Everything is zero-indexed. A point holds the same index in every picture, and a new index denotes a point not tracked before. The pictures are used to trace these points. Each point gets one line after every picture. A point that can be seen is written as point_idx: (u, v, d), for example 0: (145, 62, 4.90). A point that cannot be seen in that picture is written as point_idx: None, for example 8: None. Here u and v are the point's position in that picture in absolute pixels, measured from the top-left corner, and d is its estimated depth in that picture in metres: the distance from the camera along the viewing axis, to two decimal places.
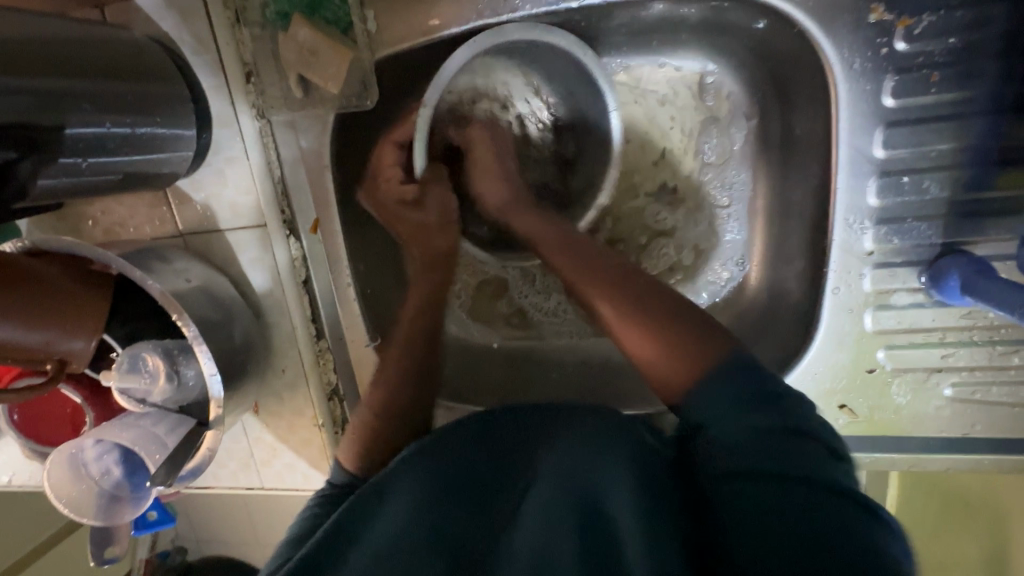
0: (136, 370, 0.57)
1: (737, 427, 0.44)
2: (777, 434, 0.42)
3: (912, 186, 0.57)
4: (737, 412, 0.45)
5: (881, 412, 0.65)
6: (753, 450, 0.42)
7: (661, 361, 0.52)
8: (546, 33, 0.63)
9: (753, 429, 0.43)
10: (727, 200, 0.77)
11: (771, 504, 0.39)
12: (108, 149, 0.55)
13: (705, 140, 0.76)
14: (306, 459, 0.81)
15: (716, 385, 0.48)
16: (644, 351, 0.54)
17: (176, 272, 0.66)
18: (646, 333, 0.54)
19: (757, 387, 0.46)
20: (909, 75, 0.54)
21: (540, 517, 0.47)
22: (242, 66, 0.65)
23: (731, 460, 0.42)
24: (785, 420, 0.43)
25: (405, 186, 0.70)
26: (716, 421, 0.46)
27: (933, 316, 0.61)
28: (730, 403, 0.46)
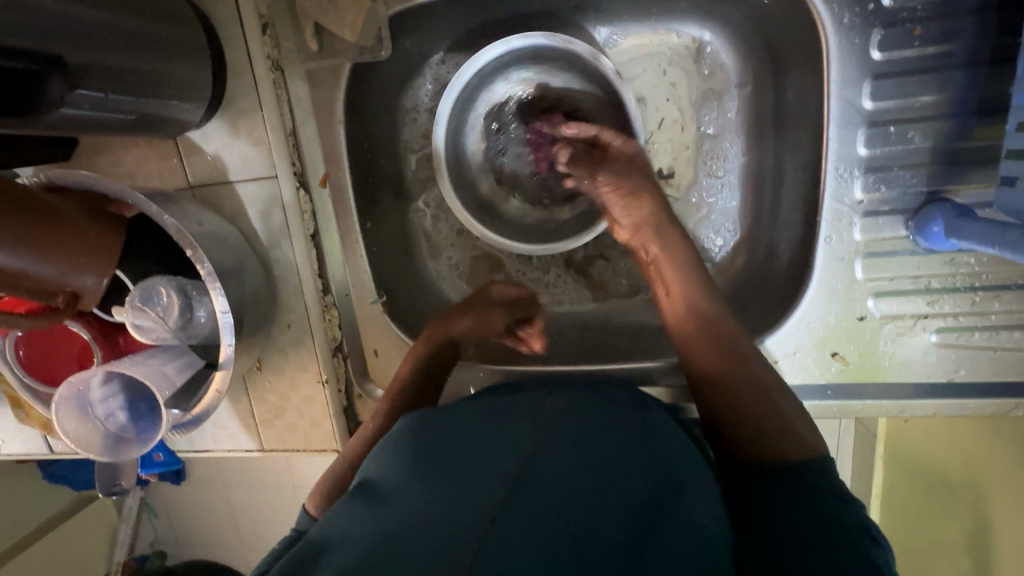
0: (150, 302, 0.58)
1: (792, 490, 0.54)
2: (820, 495, 0.52)
3: (898, 137, 0.61)
4: (804, 491, 0.53)
5: (871, 359, 0.68)
6: (803, 517, 0.50)
7: (713, 358, 0.65)
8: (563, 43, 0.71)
9: (815, 512, 0.51)
10: (721, 170, 0.80)
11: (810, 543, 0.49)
12: (129, 84, 0.56)
13: (705, 113, 0.79)
14: (308, 418, 0.81)
15: (784, 492, 0.54)
16: (704, 351, 0.66)
17: (187, 216, 0.66)
18: (713, 341, 0.66)
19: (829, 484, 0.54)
20: (895, 30, 0.58)
21: (546, 509, 0.44)
22: (258, 18, 0.67)
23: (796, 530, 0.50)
24: (842, 504, 0.51)
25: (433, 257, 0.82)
26: (784, 497, 0.54)
27: (918, 264, 0.64)
28: (798, 490, 0.54)
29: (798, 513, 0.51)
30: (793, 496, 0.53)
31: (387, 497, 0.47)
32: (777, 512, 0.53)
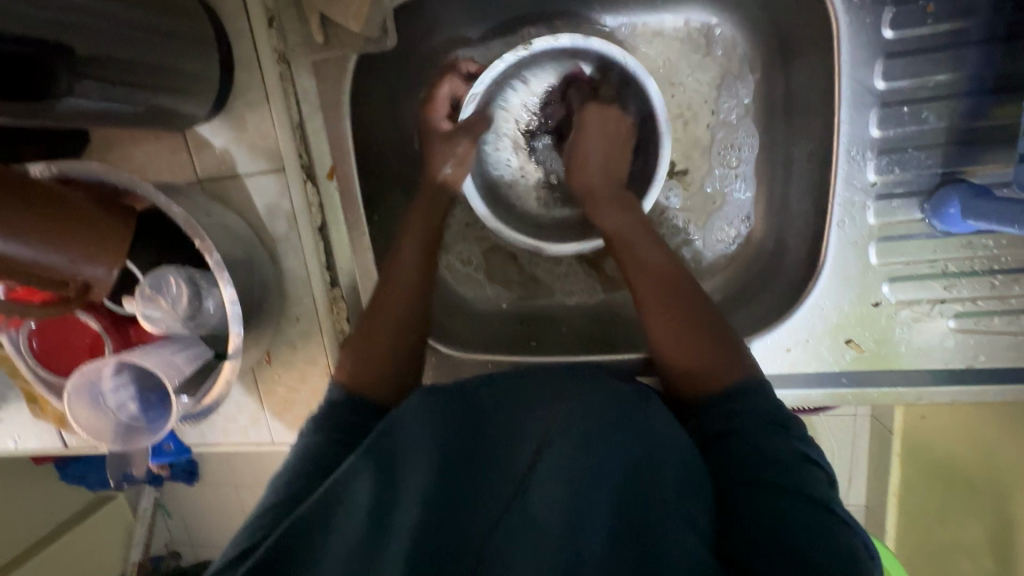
0: (158, 294, 0.58)
1: (758, 421, 0.53)
2: (783, 431, 0.52)
3: (911, 117, 0.59)
4: (772, 428, 0.52)
5: (887, 345, 0.67)
6: (777, 464, 0.49)
7: (680, 348, 0.61)
8: (583, 39, 0.72)
9: (784, 452, 0.50)
10: (735, 160, 0.79)
11: (768, 476, 0.49)
12: (137, 76, 0.57)
13: (724, 100, 0.78)
14: (318, 411, 0.81)
15: (749, 397, 0.55)
16: (671, 342, 0.61)
17: (196, 208, 0.67)
18: (678, 334, 0.61)
19: (777, 409, 0.54)
20: (907, 8, 0.57)
21: (545, 500, 0.43)
22: (264, 11, 0.68)
23: (770, 474, 0.49)
24: (803, 447, 0.52)
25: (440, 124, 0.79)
26: (757, 430, 0.52)
27: (935, 248, 0.63)
28: (764, 420, 0.53)
29: (767, 450, 0.51)
30: (739, 444, 0.53)
31: (378, 490, 0.46)
32: (733, 456, 0.52)
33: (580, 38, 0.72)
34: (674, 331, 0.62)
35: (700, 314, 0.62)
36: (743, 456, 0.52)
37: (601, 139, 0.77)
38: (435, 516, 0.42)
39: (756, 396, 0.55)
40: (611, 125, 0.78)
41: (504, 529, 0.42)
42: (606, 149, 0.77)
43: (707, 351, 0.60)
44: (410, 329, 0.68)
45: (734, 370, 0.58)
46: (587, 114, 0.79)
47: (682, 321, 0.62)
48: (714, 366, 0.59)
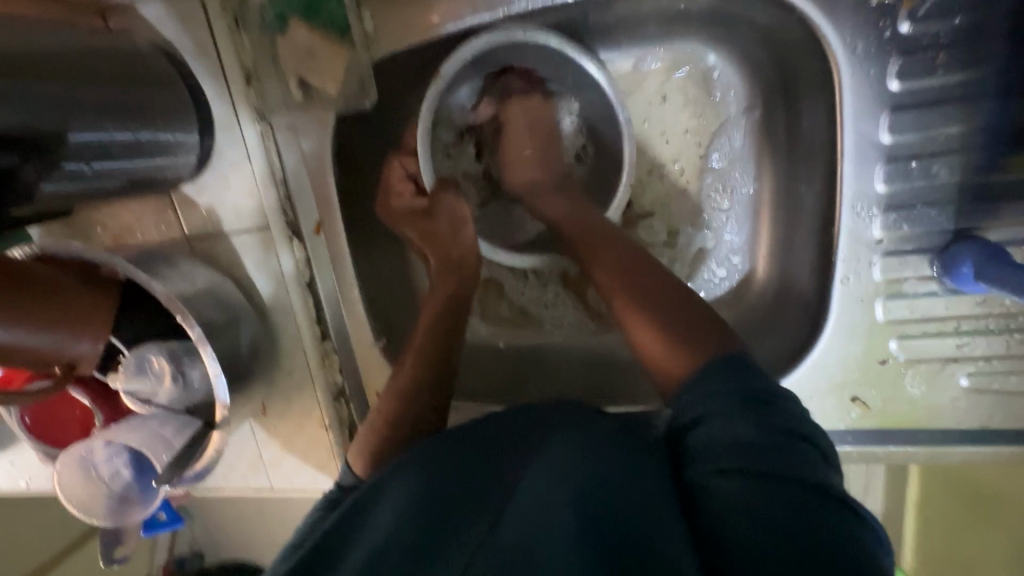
0: (142, 371, 0.59)
1: (727, 405, 0.44)
2: (762, 409, 0.43)
3: (920, 172, 0.56)
4: (738, 408, 0.43)
5: (895, 404, 0.63)
6: (745, 450, 0.41)
7: (665, 356, 0.52)
8: (523, 36, 0.64)
9: (761, 436, 0.41)
10: (726, 202, 0.75)
11: (762, 461, 0.40)
12: (113, 154, 0.56)
13: (717, 147, 0.74)
14: (314, 463, 0.81)
15: (706, 380, 0.47)
16: (662, 353, 0.52)
17: (181, 275, 0.66)
18: (649, 319, 0.54)
19: (749, 385, 0.45)
20: (914, 58, 0.53)
21: (506, 523, 0.41)
22: (242, 71, 0.66)
23: (733, 459, 0.40)
24: (789, 421, 0.43)
25: (418, 198, 0.74)
26: (713, 418, 0.44)
27: (946, 304, 0.59)
28: (725, 401, 0.44)
29: (731, 433, 0.42)
30: (728, 413, 0.44)
31: (365, 523, 0.47)
32: (713, 443, 0.43)
33: (520, 34, 0.64)
34: (648, 335, 0.54)
35: (679, 302, 0.55)
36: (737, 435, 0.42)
37: (523, 132, 0.74)
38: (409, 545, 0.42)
39: (721, 377, 0.46)
40: (536, 111, 0.74)
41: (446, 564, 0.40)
42: (532, 145, 0.74)
43: (692, 340, 0.51)
44: (425, 400, 0.67)
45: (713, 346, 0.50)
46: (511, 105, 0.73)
47: (675, 319, 0.53)
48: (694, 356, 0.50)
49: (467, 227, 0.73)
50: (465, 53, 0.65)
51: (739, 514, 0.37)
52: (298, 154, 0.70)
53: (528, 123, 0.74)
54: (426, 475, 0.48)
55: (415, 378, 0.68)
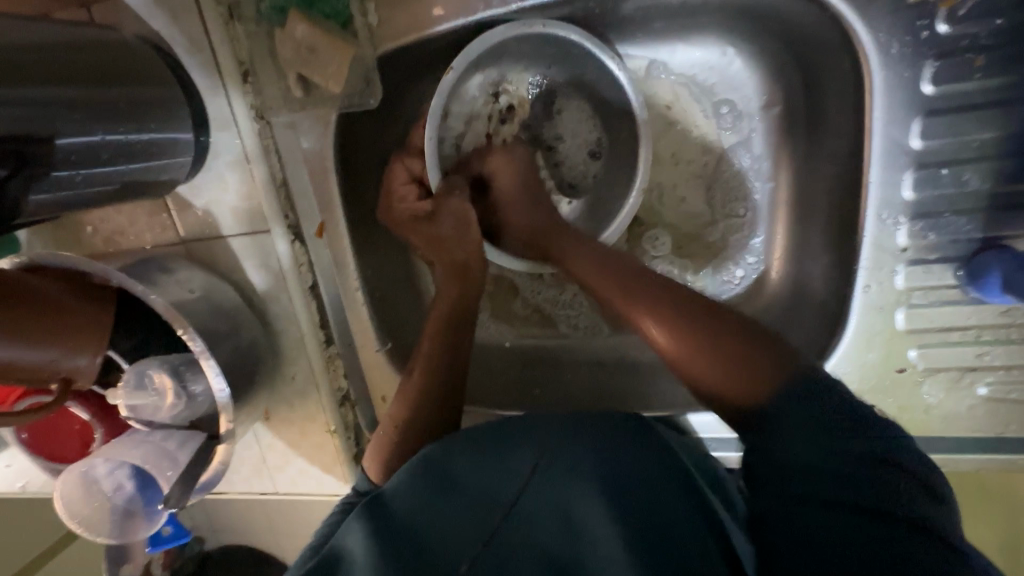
0: (143, 388, 0.57)
1: (816, 433, 0.46)
2: (847, 436, 0.45)
3: (951, 179, 0.55)
4: (823, 437, 0.46)
5: (912, 412, 0.62)
6: (836, 479, 0.44)
7: (724, 380, 0.51)
8: (543, 28, 0.61)
9: (851, 461, 0.44)
10: (741, 211, 0.72)
11: (833, 478, 0.44)
12: (102, 160, 0.53)
13: (730, 162, 0.71)
14: (320, 468, 0.79)
15: (783, 417, 0.48)
16: (705, 370, 0.52)
17: (178, 283, 0.64)
18: (703, 353, 0.52)
19: (823, 413, 0.47)
20: (950, 61, 0.52)
21: (555, 519, 0.47)
22: (238, 66, 0.63)
23: (826, 489, 0.44)
24: (870, 447, 0.45)
25: (421, 202, 0.71)
26: (784, 433, 0.47)
27: (968, 314, 0.58)
28: (810, 441, 0.46)
29: (817, 463, 0.45)
30: (770, 464, 0.47)
31: (385, 527, 0.47)
32: (801, 453, 0.46)
33: (540, 27, 0.61)
34: (698, 357, 0.53)
35: (711, 318, 0.54)
36: (819, 450, 0.45)
37: (510, 193, 0.70)
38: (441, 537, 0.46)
39: (799, 415, 0.47)
40: (508, 165, 0.70)
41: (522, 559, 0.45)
42: (515, 188, 0.70)
43: (756, 358, 0.51)
44: (432, 411, 0.67)
45: (781, 375, 0.50)
46: (490, 160, 0.71)
47: (727, 356, 0.52)
48: (755, 387, 0.50)
49: (470, 232, 0.69)
50: (479, 45, 0.61)
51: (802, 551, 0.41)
52: (299, 153, 0.67)
53: (514, 181, 0.70)
54: (455, 472, 0.50)
55: (423, 389, 0.67)
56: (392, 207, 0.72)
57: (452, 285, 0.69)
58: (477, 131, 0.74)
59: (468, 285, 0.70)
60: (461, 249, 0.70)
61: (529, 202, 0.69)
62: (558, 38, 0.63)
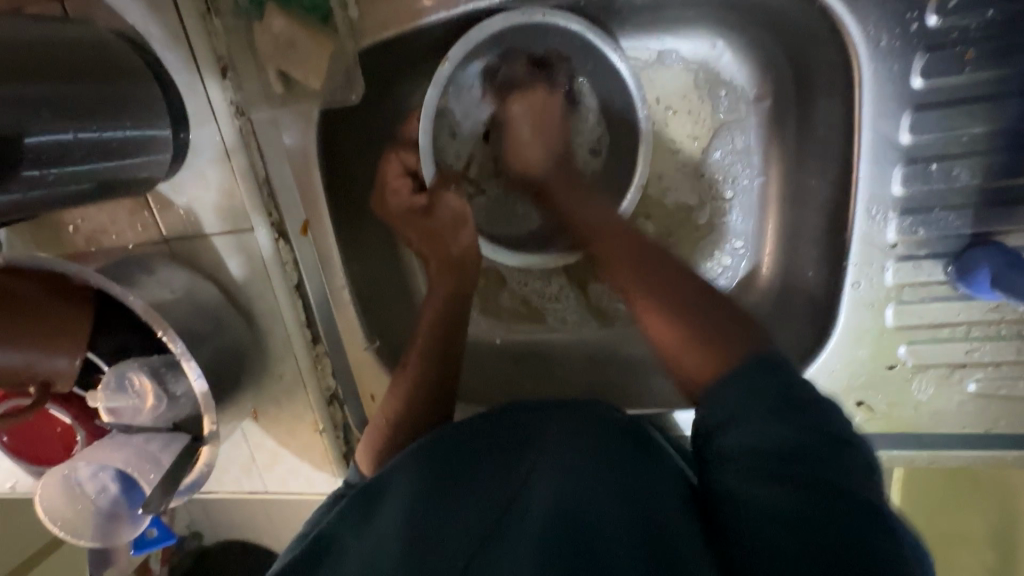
0: (123, 389, 0.56)
1: (758, 408, 0.43)
2: (797, 410, 0.42)
3: (940, 174, 0.54)
4: (769, 416, 0.42)
5: (901, 408, 0.62)
6: (775, 457, 0.40)
7: (694, 358, 0.50)
8: (544, 17, 0.59)
9: (793, 436, 0.41)
10: (728, 193, 0.70)
11: (789, 457, 0.40)
12: (75, 158, 0.51)
13: (720, 147, 0.70)
14: (309, 466, 0.79)
15: (736, 385, 0.45)
16: (682, 351, 0.52)
17: (159, 283, 0.63)
18: (684, 330, 0.52)
19: (784, 387, 0.43)
20: (940, 54, 0.51)
21: (556, 515, 0.45)
22: (216, 60, 0.62)
23: (758, 465, 0.41)
24: (814, 424, 0.41)
25: (417, 196, 0.68)
26: (744, 415, 0.43)
27: (958, 310, 0.57)
28: (749, 411, 0.43)
29: (758, 438, 0.42)
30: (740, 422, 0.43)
31: (380, 510, 0.51)
32: (742, 437, 0.43)
33: (540, 15, 0.59)
34: (682, 343, 0.52)
35: (706, 313, 0.52)
36: (761, 421, 0.42)
37: (527, 121, 0.67)
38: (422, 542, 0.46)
39: (753, 385, 0.44)
40: (539, 105, 0.67)
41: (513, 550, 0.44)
42: (540, 137, 0.67)
43: (723, 345, 0.49)
44: (425, 408, 0.66)
45: (739, 350, 0.48)
46: (513, 134, 0.68)
47: (702, 336, 0.51)
48: (724, 359, 0.48)
49: (466, 228, 0.68)
50: (477, 33, 0.60)
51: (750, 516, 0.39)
52: (282, 149, 0.66)
53: (538, 120, 0.67)
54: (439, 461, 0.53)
55: (417, 385, 0.66)
56: (385, 200, 0.69)
57: (446, 281, 0.69)
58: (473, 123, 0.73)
59: (463, 282, 0.69)
60: (458, 245, 0.68)
61: (548, 138, 0.67)
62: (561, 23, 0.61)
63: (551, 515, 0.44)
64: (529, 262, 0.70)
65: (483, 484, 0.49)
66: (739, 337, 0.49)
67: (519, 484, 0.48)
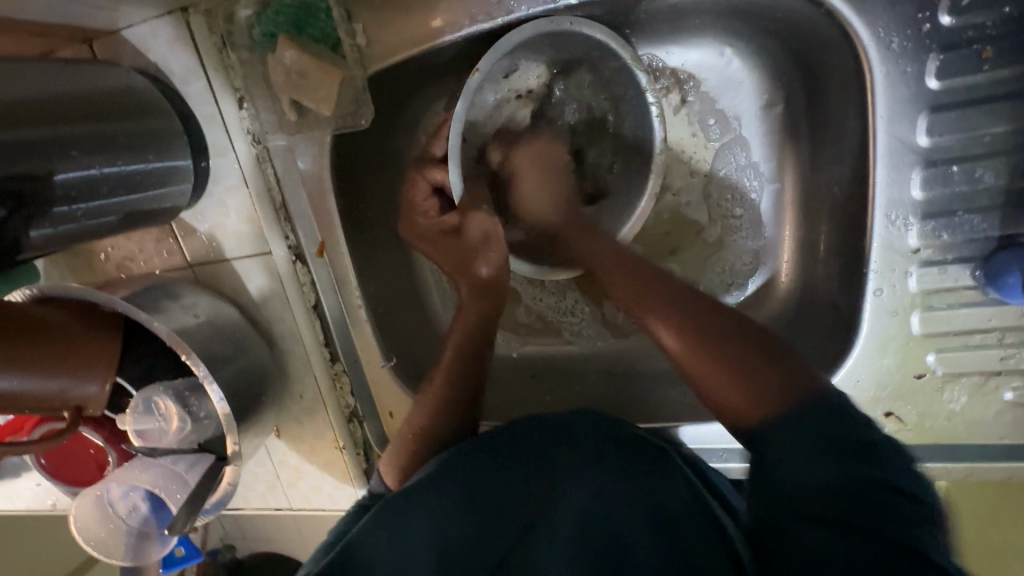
0: (151, 413, 0.59)
1: (819, 454, 0.42)
2: (858, 457, 0.41)
3: (962, 177, 0.52)
4: (828, 463, 0.42)
5: (934, 419, 0.59)
6: (827, 499, 0.41)
7: (730, 393, 0.48)
8: (572, 26, 0.58)
9: (855, 480, 0.41)
10: (738, 210, 0.70)
11: (861, 495, 0.40)
12: (104, 193, 0.54)
13: (733, 156, 0.69)
14: (331, 483, 0.80)
15: (802, 434, 0.43)
16: (720, 386, 0.49)
17: (183, 308, 0.65)
18: (720, 365, 0.49)
19: (847, 435, 0.42)
20: (956, 53, 0.50)
21: (589, 523, 0.50)
22: (233, 92, 0.65)
23: (824, 509, 0.40)
24: (882, 474, 0.41)
25: (446, 216, 0.69)
26: (788, 454, 0.43)
27: (989, 316, 0.55)
28: (822, 455, 0.42)
29: (806, 480, 0.42)
30: (783, 432, 0.44)
31: (414, 523, 0.52)
32: (785, 453, 0.43)
33: (569, 25, 0.58)
34: (713, 372, 0.49)
35: (746, 350, 0.49)
36: (812, 450, 0.42)
37: (536, 173, 0.67)
38: (460, 535, 0.51)
39: (814, 428, 0.43)
40: (542, 155, 0.67)
41: (561, 542, 0.49)
42: (545, 185, 0.67)
43: (765, 386, 0.47)
44: (450, 423, 0.66)
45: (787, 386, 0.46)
46: (517, 155, 0.68)
47: (743, 368, 0.48)
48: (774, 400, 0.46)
49: (498, 248, 0.67)
50: (507, 44, 0.59)
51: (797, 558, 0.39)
52: (297, 175, 0.67)
53: (539, 173, 0.67)
54: (473, 469, 0.56)
55: (441, 402, 0.66)
56: (411, 218, 0.70)
57: (471, 296, 0.68)
58: (491, 130, 0.72)
59: (494, 299, 0.69)
60: (485, 265, 0.68)
61: (553, 189, 0.67)
62: (593, 33, 0.60)
63: (583, 523, 0.50)
64: (544, 273, 0.67)
65: (507, 491, 0.54)
66: (786, 385, 0.46)
67: (551, 483, 0.53)
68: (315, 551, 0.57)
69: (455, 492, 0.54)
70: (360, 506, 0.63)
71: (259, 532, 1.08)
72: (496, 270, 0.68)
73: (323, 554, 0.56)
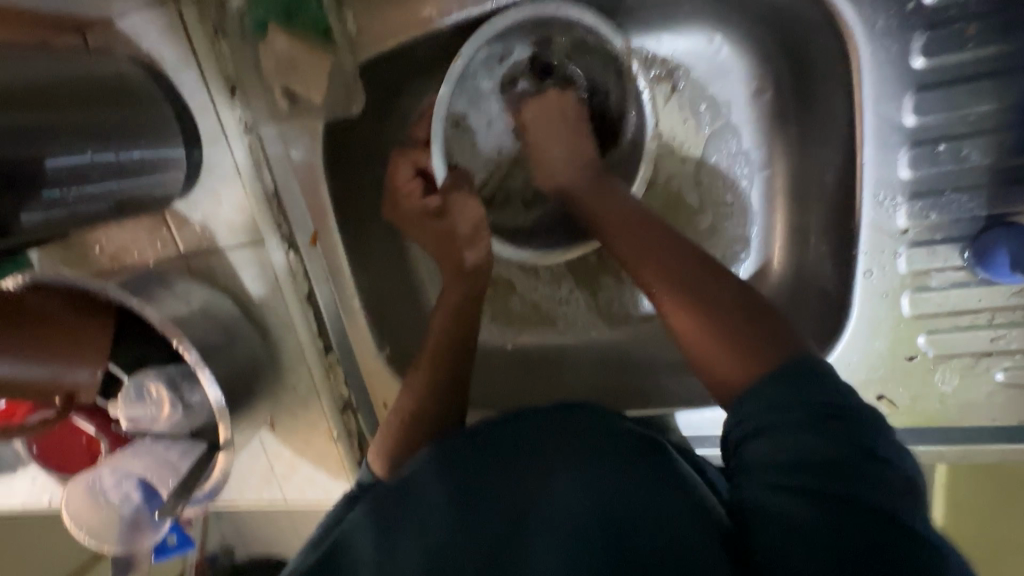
0: (142, 398, 0.59)
1: (793, 418, 0.40)
2: (840, 422, 0.38)
3: (949, 155, 0.53)
4: (806, 428, 0.39)
5: (925, 402, 0.59)
6: (807, 468, 0.37)
7: (724, 359, 0.46)
8: (558, 11, 0.59)
9: (833, 449, 0.37)
10: (729, 196, 0.70)
11: (847, 468, 0.36)
12: (94, 179, 0.54)
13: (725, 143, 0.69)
14: (325, 475, 0.80)
15: (777, 393, 0.41)
16: (712, 352, 0.47)
17: (176, 296, 0.65)
18: (708, 328, 0.48)
19: (826, 400, 0.39)
20: (940, 32, 0.50)
21: (568, 513, 0.47)
22: (225, 81, 0.65)
23: (793, 476, 0.38)
24: (862, 440, 0.38)
25: (428, 198, 0.69)
26: (764, 416, 0.41)
27: (979, 296, 0.55)
28: (798, 419, 0.39)
29: (786, 449, 0.39)
30: (759, 400, 0.42)
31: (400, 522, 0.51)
32: (760, 421, 0.41)
33: (553, 10, 0.59)
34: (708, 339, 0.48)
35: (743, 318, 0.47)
36: (794, 417, 0.39)
37: (551, 126, 0.67)
38: (442, 532, 0.48)
39: (792, 390, 0.41)
40: (556, 105, 0.67)
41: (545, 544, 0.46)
42: (557, 140, 0.67)
43: (758, 347, 0.45)
44: (438, 410, 0.66)
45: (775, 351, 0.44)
46: (529, 106, 0.68)
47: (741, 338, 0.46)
48: (760, 360, 0.44)
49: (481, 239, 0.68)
50: (490, 29, 0.59)
51: (767, 528, 0.37)
52: (289, 164, 0.67)
53: (555, 121, 0.67)
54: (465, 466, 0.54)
55: (428, 386, 0.66)
56: (396, 201, 0.70)
57: (453, 280, 0.69)
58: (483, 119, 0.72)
59: (476, 284, 0.69)
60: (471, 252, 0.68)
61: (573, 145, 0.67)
62: (578, 18, 0.60)
63: (571, 522, 0.47)
64: (535, 257, 0.67)
65: (498, 487, 0.51)
66: (772, 342, 0.45)
67: (542, 481, 0.51)
68: (304, 546, 0.56)
69: (444, 483, 0.53)
70: (349, 496, 0.62)
71: (255, 530, 1.08)
72: (480, 259, 0.68)
73: (311, 550, 0.55)
